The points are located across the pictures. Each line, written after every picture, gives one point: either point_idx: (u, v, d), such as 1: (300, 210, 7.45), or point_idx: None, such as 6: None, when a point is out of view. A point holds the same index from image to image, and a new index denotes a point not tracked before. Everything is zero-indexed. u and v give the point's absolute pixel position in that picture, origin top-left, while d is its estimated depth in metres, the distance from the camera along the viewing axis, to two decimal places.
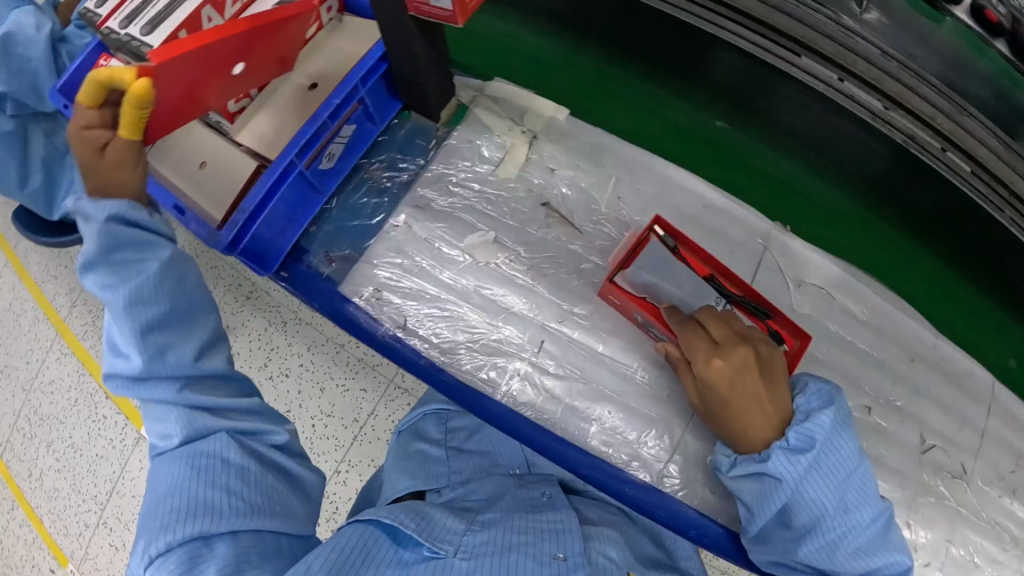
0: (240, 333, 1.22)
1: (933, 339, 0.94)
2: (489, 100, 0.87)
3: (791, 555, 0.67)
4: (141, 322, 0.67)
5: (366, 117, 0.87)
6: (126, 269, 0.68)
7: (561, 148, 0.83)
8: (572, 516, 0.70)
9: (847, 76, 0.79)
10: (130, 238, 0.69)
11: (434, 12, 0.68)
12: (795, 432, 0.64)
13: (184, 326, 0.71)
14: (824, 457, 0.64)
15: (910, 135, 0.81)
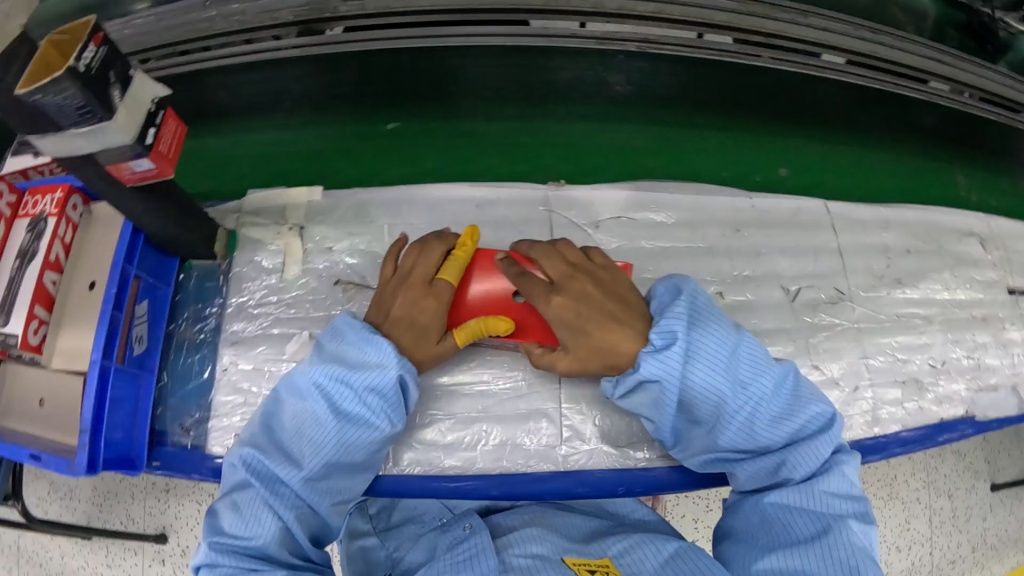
0: (173, 528, 1.19)
1: (749, 197, 0.96)
2: (249, 214, 0.91)
3: (714, 446, 0.72)
4: (324, 467, 0.70)
5: (154, 287, 0.91)
6: (356, 440, 0.71)
7: (328, 223, 0.87)
8: (483, 534, 0.70)
9: (586, 19, 0.90)
10: (377, 406, 0.71)
11: (146, 172, 0.74)
12: (654, 332, 0.66)
13: (350, 470, 0.73)
14: (699, 346, 0.69)
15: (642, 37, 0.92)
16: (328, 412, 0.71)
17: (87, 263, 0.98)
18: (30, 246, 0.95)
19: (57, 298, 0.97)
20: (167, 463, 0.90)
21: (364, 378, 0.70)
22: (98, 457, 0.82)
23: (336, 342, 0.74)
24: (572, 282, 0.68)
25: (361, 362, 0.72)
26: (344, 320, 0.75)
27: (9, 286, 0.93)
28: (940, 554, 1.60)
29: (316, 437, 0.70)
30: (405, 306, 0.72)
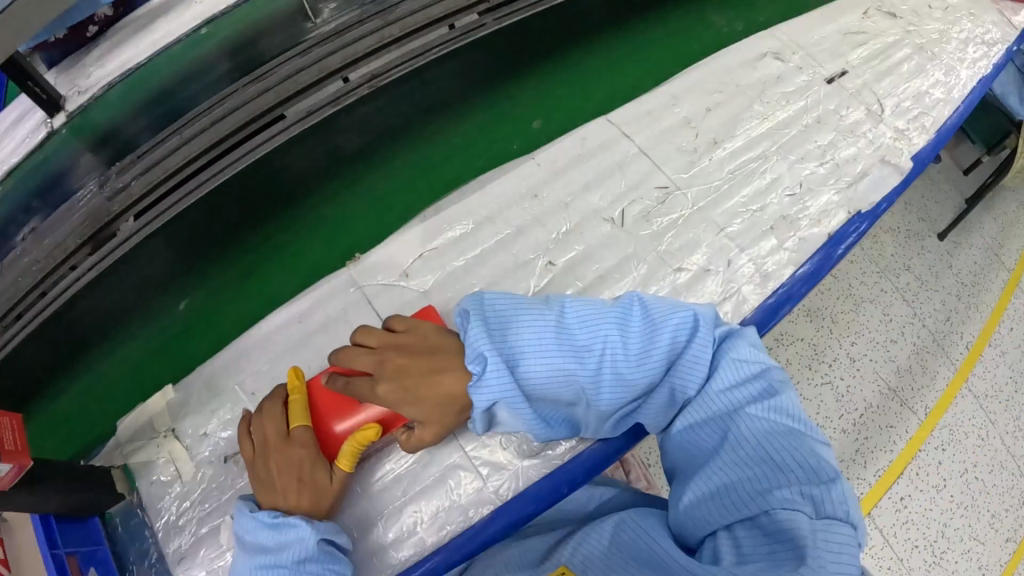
0: None
1: (534, 158, 0.97)
2: (130, 444, 0.93)
3: (598, 412, 0.75)
4: None
5: (90, 554, 0.92)
6: None
7: (192, 412, 0.89)
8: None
9: (347, 74, 0.99)
10: (317, 566, 0.69)
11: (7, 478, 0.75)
12: (469, 366, 0.68)
13: None
14: (520, 348, 0.70)
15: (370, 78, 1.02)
16: None
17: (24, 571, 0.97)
18: None
19: None
20: None
21: (290, 553, 0.69)
22: None
23: (251, 537, 0.73)
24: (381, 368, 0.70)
25: (280, 542, 0.71)
26: (247, 518, 0.74)
27: None
28: (930, 321, 1.65)
29: None
30: (283, 470, 0.73)
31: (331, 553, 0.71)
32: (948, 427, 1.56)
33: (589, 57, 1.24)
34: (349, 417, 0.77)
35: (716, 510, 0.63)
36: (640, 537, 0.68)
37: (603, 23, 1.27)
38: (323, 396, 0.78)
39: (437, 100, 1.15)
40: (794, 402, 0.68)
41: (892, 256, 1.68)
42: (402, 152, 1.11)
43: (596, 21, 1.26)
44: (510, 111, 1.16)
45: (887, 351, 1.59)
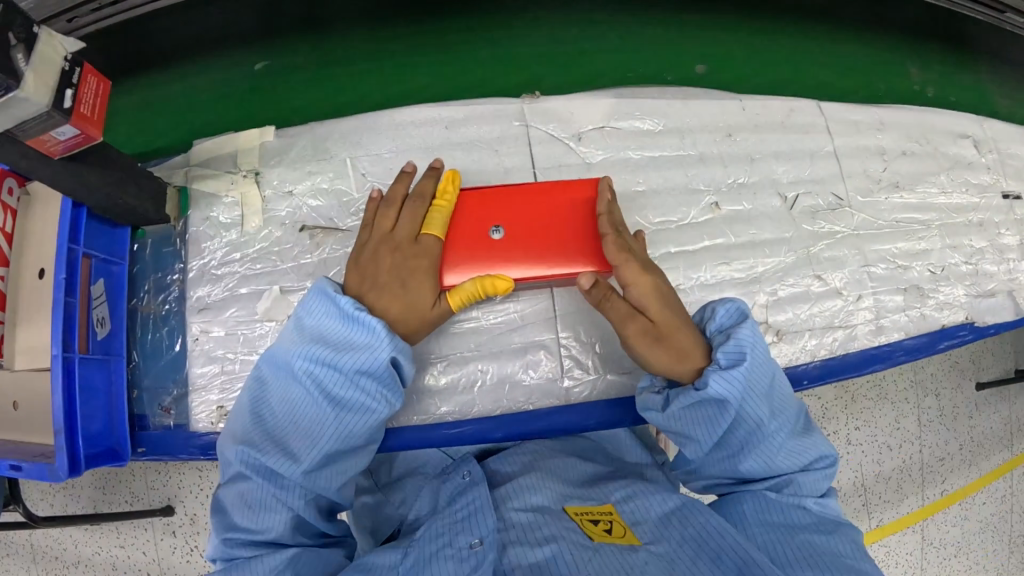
0: (181, 497, 1.32)
1: (737, 103, 0.93)
2: (199, 168, 0.81)
3: (730, 468, 0.66)
4: (325, 457, 0.67)
5: (107, 263, 0.83)
6: (354, 425, 0.66)
7: (285, 165, 0.79)
8: (484, 487, 0.66)
9: None
10: (371, 386, 0.65)
11: (74, 141, 0.66)
12: (721, 351, 0.63)
13: (353, 454, 0.70)
14: (754, 375, 0.63)
15: None
16: (321, 400, 0.65)
17: (31, 250, 0.88)
18: None
19: (7, 293, 0.88)
20: (155, 445, 0.85)
21: (354, 359, 0.64)
22: (80, 451, 0.76)
23: (315, 321, 0.66)
24: (637, 282, 0.66)
25: (348, 342, 0.65)
26: (318, 301, 0.66)
27: None
28: (928, 450, 1.49)
29: (312, 428, 0.66)
30: (395, 269, 0.66)
31: (384, 382, 0.66)
32: (909, 567, 1.48)
33: (817, 43, 1.14)
34: (475, 256, 0.70)
35: (797, 570, 0.56)
36: (712, 528, 0.59)
37: (849, 16, 1.16)
38: (464, 223, 0.71)
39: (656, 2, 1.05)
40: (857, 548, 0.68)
41: (938, 380, 1.49)
42: (596, 32, 1.04)
43: (844, 9, 1.15)
44: (718, 52, 1.08)
45: (878, 455, 1.46)
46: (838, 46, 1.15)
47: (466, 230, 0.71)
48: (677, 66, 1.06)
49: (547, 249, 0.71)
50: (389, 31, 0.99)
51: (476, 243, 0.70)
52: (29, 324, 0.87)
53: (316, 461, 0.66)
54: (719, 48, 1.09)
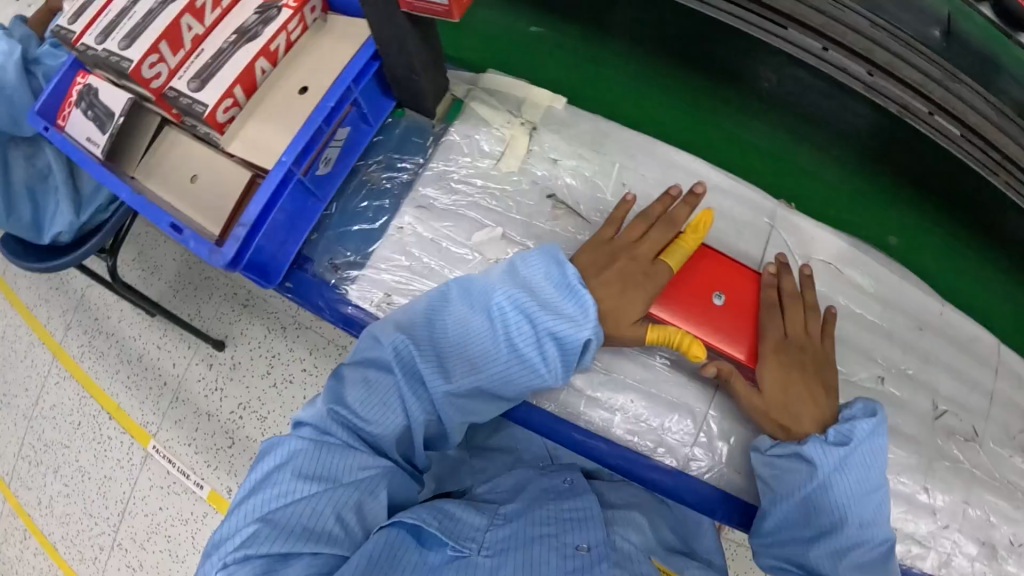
0: (235, 340, 1.36)
1: (938, 307, 0.96)
2: (484, 92, 0.85)
3: (799, 552, 0.67)
4: (472, 387, 0.71)
5: (361, 117, 0.84)
6: (515, 376, 0.70)
7: (563, 137, 0.83)
8: (593, 501, 0.69)
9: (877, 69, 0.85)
10: (551, 355, 0.70)
11: (430, 7, 0.67)
12: (833, 429, 0.69)
13: (487, 399, 0.73)
14: (855, 467, 0.67)
15: (903, 103, 0.87)
16: (501, 339, 0.70)
17: (300, 67, 0.90)
18: (253, 28, 0.87)
19: (259, 88, 0.90)
20: (299, 287, 0.85)
21: (555, 323, 0.69)
22: (245, 253, 0.77)
23: (535, 274, 0.71)
24: (777, 355, 0.73)
25: (557, 306, 0.70)
26: (546, 260, 0.71)
27: (220, 56, 0.87)
28: None
29: (477, 357, 0.70)
30: (621, 274, 0.72)
31: (558, 358, 0.71)
32: None
33: None
34: (679, 303, 0.76)
35: None
36: None
37: None
38: (684, 273, 0.76)
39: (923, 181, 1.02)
40: None
41: None
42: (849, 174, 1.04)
43: None
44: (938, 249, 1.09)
45: None
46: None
47: (682, 275, 0.76)
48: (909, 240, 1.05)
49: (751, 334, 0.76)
50: (676, 72, 1.05)
51: (685, 285, 0.76)
52: (258, 121, 0.88)
53: (465, 385, 0.70)
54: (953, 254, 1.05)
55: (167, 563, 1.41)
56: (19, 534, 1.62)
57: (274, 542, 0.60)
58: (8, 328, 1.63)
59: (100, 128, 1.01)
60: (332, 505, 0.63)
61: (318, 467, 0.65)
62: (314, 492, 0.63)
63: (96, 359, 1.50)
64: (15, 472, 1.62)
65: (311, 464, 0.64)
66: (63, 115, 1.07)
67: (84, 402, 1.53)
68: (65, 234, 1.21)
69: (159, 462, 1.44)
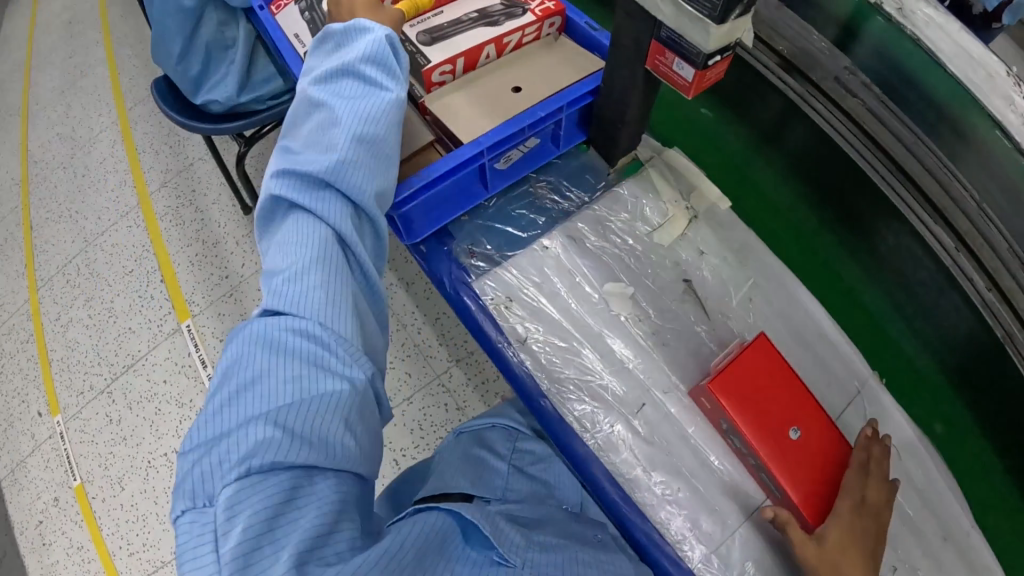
0: None
1: (969, 527, 0.98)
2: (663, 165, 0.92)
3: None
4: (346, 138, 0.70)
5: (552, 137, 0.91)
6: (370, 108, 0.73)
7: (715, 235, 0.89)
8: (625, 560, 0.75)
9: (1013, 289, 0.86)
10: (377, 75, 0.76)
11: (673, 76, 0.73)
12: None
13: (380, 165, 0.73)
14: None
15: (1010, 332, 0.88)
16: (353, 116, 0.72)
17: (518, 67, 0.95)
18: (496, 16, 0.94)
19: (476, 68, 0.95)
20: (431, 256, 0.88)
21: (352, 102, 0.74)
22: (407, 205, 0.80)
23: (303, 108, 0.77)
24: (848, 510, 0.77)
25: (351, 98, 0.75)
26: (290, 118, 0.78)
27: (458, 26, 0.93)
28: None
29: (321, 136, 0.72)
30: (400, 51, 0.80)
31: (365, 118, 0.73)
32: None
33: None
34: (766, 422, 0.78)
35: None
36: None
37: None
38: (793, 404, 0.81)
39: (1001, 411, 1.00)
40: None
41: None
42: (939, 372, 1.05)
43: None
44: None
45: None
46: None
47: (778, 397, 0.80)
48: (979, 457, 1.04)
49: (813, 479, 0.80)
50: (817, 215, 1.12)
51: (782, 409, 0.80)
52: (460, 94, 0.92)
53: (331, 136, 0.71)
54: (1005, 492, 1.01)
55: (147, 430, 1.44)
56: (21, 338, 1.65)
57: (273, 477, 0.55)
58: (112, 156, 1.73)
59: (311, 31, 1.06)
60: (338, 415, 0.60)
61: (298, 370, 0.60)
62: (298, 405, 0.58)
63: (176, 222, 1.58)
64: (48, 281, 1.67)
65: (286, 373, 0.60)
66: (281, 4, 1.12)
67: (144, 254, 1.59)
68: (218, 106, 1.26)
69: (185, 340, 1.49)
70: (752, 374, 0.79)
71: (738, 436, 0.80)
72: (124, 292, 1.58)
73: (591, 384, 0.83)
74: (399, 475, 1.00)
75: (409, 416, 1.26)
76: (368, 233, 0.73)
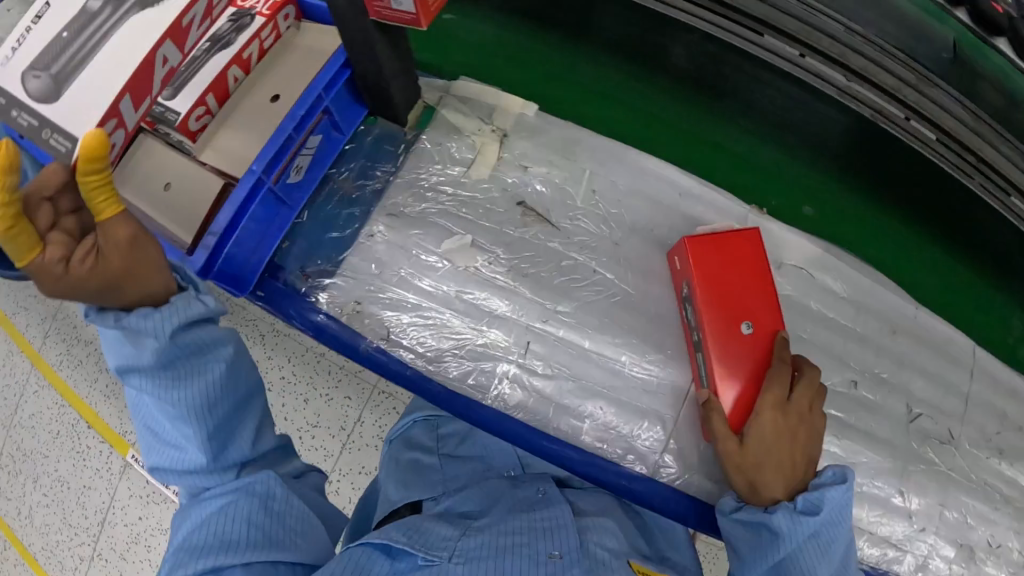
0: None
1: (915, 310, 0.97)
2: (456, 99, 0.86)
3: None
4: (202, 433, 0.61)
5: (333, 126, 0.84)
6: (200, 390, 0.61)
7: (532, 143, 0.83)
8: (566, 510, 0.68)
9: (849, 79, 0.84)
10: (188, 352, 0.61)
11: (397, 14, 0.66)
12: (805, 498, 0.63)
13: (254, 423, 0.66)
14: (828, 531, 0.62)
15: (880, 107, 0.85)
16: (190, 409, 0.61)
17: (269, 79, 0.93)
18: (226, 35, 0.88)
19: (230, 96, 0.91)
20: (273, 297, 0.82)
21: (190, 394, 0.61)
22: (213, 264, 0.75)
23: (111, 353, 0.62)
24: (773, 415, 0.67)
25: (174, 384, 0.60)
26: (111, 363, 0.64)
27: (193, 64, 0.87)
28: None
29: (166, 417, 0.61)
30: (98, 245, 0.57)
31: (206, 388, 0.62)
32: None
33: None
34: (723, 299, 0.72)
35: None
36: None
37: None
38: (751, 296, 0.73)
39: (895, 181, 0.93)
40: None
41: None
42: (828, 176, 0.95)
43: None
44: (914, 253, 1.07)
45: None
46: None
47: (739, 279, 0.73)
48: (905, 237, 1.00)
49: (759, 375, 0.71)
50: None
51: (745, 288, 0.73)
52: (230, 138, 0.90)
53: (179, 420, 0.61)
54: (925, 256, 0.98)
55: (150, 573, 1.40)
56: None
57: None
58: None
59: None
60: (241, 516, 0.60)
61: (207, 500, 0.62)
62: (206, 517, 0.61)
63: (74, 366, 1.48)
64: None
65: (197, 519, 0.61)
66: None
67: (62, 411, 1.49)
68: None
69: (140, 475, 1.42)
70: (718, 248, 0.75)
71: (693, 304, 0.75)
72: (63, 457, 1.50)
73: (477, 345, 0.78)
74: (357, 507, 0.91)
75: (367, 435, 1.05)
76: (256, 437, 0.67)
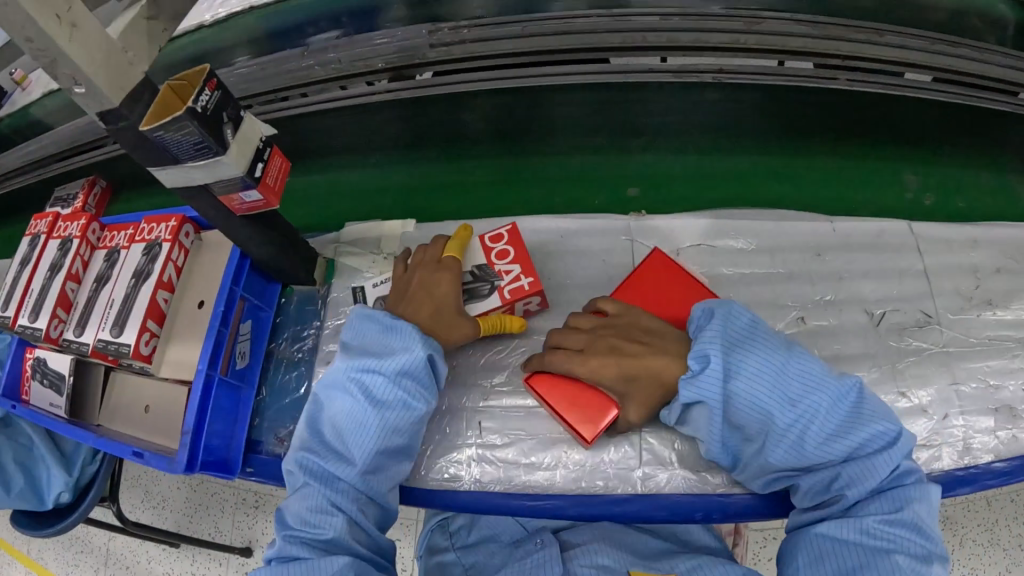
0: (260, 541, 1.32)
1: (830, 223, 1.00)
2: (347, 244, 1.06)
3: (767, 462, 0.75)
4: (379, 453, 0.75)
5: (257, 306, 1.01)
6: (402, 421, 0.76)
7: None
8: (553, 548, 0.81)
9: (667, 55, 0.93)
10: (411, 385, 0.77)
11: (254, 204, 0.80)
12: (691, 360, 0.75)
13: (401, 467, 0.80)
14: (726, 365, 0.73)
15: (719, 66, 0.95)
16: (386, 432, 0.75)
17: (193, 284, 1.09)
18: (146, 267, 1.05)
19: (166, 313, 1.06)
20: (262, 469, 0.97)
21: (392, 418, 0.76)
22: (196, 458, 0.89)
23: (355, 341, 0.80)
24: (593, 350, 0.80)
25: (386, 404, 0.76)
26: (347, 332, 0.82)
27: (128, 301, 1.03)
28: None
29: (356, 426, 0.75)
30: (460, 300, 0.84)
31: (400, 408, 0.76)
32: None
33: (932, 166, 1.04)
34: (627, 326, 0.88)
35: None
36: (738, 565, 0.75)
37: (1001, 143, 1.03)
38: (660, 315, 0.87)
39: (730, 126, 1.04)
40: (922, 501, 0.70)
41: None
42: (686, 152, 1.06)
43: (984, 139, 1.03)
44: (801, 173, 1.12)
45: None
46: (942, 165, 1.04)
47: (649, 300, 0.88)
48: (779, 162, 1.06)
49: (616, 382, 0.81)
50: None
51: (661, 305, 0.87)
52: (179, 343, 1.05)
53: (366, 432, 0.75)
54: (800, 165, 1.05)
55: None
56: None
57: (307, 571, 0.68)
58: None
59: (57, 392, 1.10)
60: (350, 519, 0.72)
61: (336, 497, 0.73)
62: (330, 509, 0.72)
63: None
64: None
65: (330, 505, 0.73)
66: (27, 388, 1.16)
67: None
68: (64, 494, 1.13)
69: None
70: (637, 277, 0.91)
71: None
72: None
73: (441, 443, 0.89)
74: None
75: None
76: (393, 469, 0.79)
